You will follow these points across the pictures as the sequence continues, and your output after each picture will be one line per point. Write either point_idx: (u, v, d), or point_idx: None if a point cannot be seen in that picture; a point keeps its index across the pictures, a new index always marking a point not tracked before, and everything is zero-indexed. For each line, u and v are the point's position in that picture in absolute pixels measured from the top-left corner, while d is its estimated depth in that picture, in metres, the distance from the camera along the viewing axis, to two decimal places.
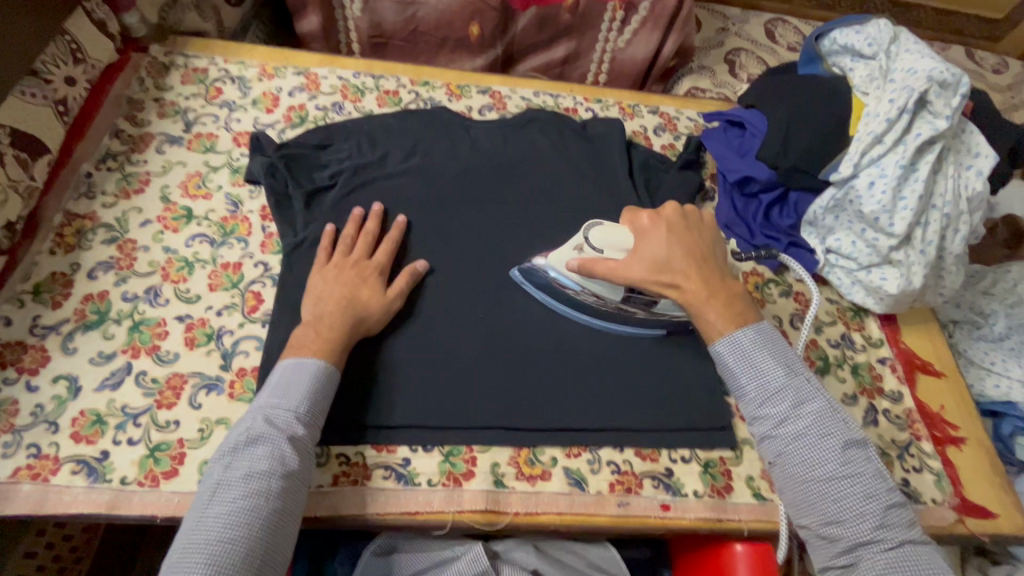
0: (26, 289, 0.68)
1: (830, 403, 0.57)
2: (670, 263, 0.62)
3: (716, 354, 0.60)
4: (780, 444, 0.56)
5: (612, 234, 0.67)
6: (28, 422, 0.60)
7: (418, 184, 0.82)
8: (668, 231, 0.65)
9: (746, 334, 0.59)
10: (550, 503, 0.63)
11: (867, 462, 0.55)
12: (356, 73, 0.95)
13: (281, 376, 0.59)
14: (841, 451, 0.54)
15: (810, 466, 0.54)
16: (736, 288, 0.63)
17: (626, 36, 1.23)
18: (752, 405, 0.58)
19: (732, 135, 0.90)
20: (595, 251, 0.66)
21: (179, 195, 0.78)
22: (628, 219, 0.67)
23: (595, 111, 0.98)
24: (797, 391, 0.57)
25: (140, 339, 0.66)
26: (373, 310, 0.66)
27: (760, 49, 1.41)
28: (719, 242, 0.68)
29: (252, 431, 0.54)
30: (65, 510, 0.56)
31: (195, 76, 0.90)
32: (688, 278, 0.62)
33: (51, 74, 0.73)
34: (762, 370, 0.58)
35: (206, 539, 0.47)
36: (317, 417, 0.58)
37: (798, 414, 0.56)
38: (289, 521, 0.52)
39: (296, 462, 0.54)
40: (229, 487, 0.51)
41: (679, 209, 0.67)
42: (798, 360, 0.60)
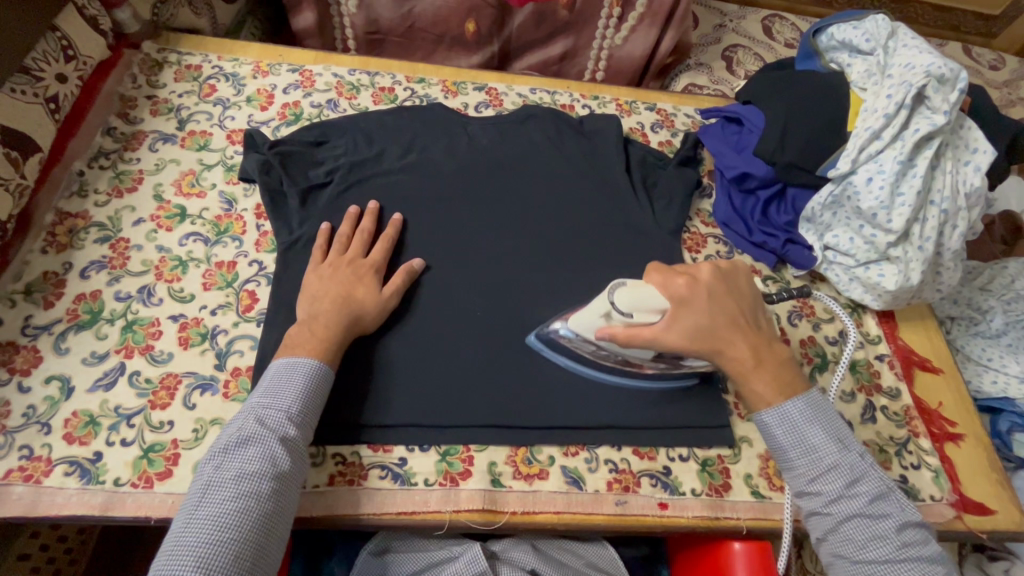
0: (18, 289, 0.67)
1: (883, 481, 0.56)
2: (714, 333, 0.60)
3: (762, 426, 0.59)
4: (829, 521, 0.56)
5: (639, 294, 0.61)
6: (20, 423, 0.60)
7: (414, 182, 0.81)
8: (710, 299, 0.61)
9: (795, 407, 0.58)
10: (548, 502, 0.63)
11: (921, 543, 0.54)
12: (351, 70, 0.94)
13: (273, 376, 0.58)
14: (894, 533, 0.54)
15: (863, 548, 0.54)
16: (781, 351, 0.62)
17: (623, 33, 1.22)
18: (802, 480, 0.57)
19: (730, 131, 0.90)
20: (623, 316, 0.61)
21: (173, 194, 0.77)
22: (658, 277, 0.63)
23: (592, 107, 0.97)
24: (849, 468, 0.56)
25: (133, 338, 0.66)
26: (370, 309, 0.65)
27: (758, 46, 1.41)
28: (757, 300, 0.65)
29: (245, 431, 0.53)
30: (58, 512, 0.56)
31: (189, 74, 0.89)
32: (732, 346, 0.60)
33: (42, 71, 0.72)
34: (812, 446, 0.57)
35: (196, 541, 0.47)
36: (311, 418, 0.57)
37: (852, 493, 0.55)
38: (282, 524, 0.52)
39: (289, 463, 0.53)
40: (221, 488, 0.50)
41: (715, 270, 0.63)
42: (848, 430, 0.59)
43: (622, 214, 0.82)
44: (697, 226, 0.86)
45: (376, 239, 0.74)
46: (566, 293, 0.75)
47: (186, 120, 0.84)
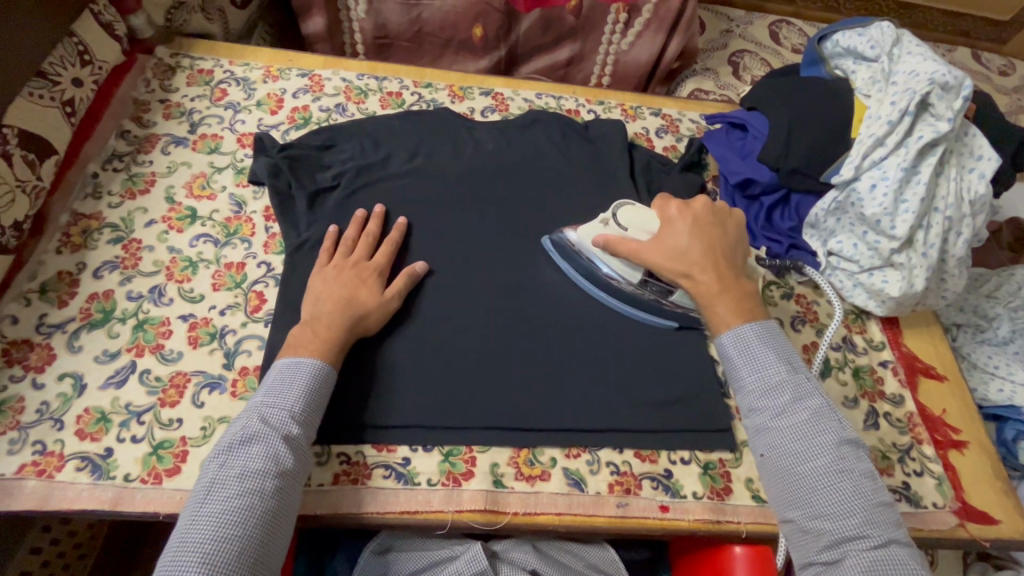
0: (33, 288, 0.69)
1: (828, 403, 0.57)
2: (689, 254, 0.65)
3: (720, 346, 0.61)
4: (772, 434, 0.56)
5: (637, 215, 0.71)
6: (33, 419, 0.61)
7: (419, 185, 0.82)
8: (694, 224, 0.67)
9: (748, 330, 0.60)
10: (550, 503, 0.63)
11: (860, 463, 0.54)
12: (359, 75, 0.96)
13: (278, 376, 0.59)
14: (833, 446, 0.54)
15: (802, 460, 0.54)
16: (750, 287, 0.65)
17: (629, 38, 1.23)
18: (750, 396, 0.59)
19: (734, 137, 0.90)
20: (619, 227, 0.71)
21: (184, 196, 0.78)
22: (659, 202, 0.71)
23: (598, 112, 0.98)
24: (796, 387, 0.57)
25: (144, 337, 0.67)
26: (372, 311, 0.66)
27: (765, 51, 1.41)
28: (745, 242, 0.70)
29: (248, 429, 0.54)
30: (69, 506, 0.57)
31: (201, 78, 0.91)
32: (702, 270, 0.64)
33: (59, 76, 0.74)
34: (763, 365, 0.59)
35: (201, 539, 0.48)
36: (314, 417, 0.58)
37: (795, 408, 0.56)
38: (285, 520, 0.53)
39: (291, 460, 0.54)
40: (225, 485, 0.51)
41: (709, 205, 0.70)
42: (801, 361, 0.60)
43: None
44: None
45: (382, 241, 0.75)
46: (569, 297, 0.75)
47: (198, 124, 0.86)
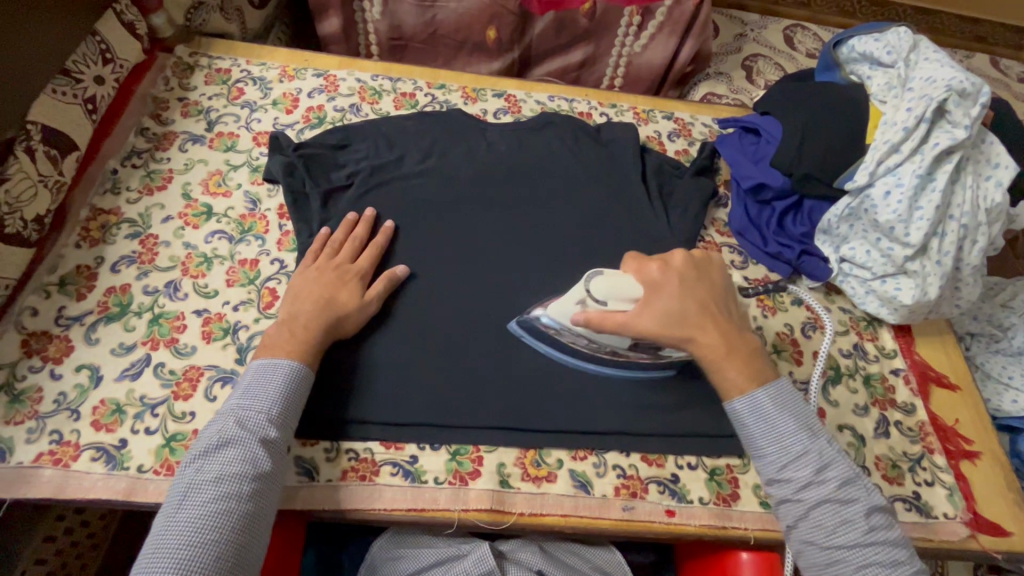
0: (52, 281, 0.70)
1: (851, 467, 0.57)
2: (687, 318, 0.61)
3: (735, 415, 0.60)
4: (800, 508, 0.56)
5: (614, 284, 0.63)
6: (51, 409, 0.62)
7: (431, 186, 0.83)
8: (683, 282, 0.63)
9: (766, 397, 0.59)
10: (555, 504, 0.64)
11: (888, 529, 0.55)
12: (374, 76, 0.97)
13: (253, 378, 0.60)
14: (863, 518, 0.54)
15: (833, 533, 0.54)
16: (751, 339, 0.63)
17: (643, 41, 1.23)
18: (772, 468, 0.58)
19: (747, 142, 0.90)
20: (599, 304, 0.63)
21: (200, 193, 0.80)
22: (632, 264, 0.65)
23: (610, 115, 0.98)
24: (819, 455, 0.57)
25: (159, 331, 0.68)
26: (350, 314, 0.67)
27: (779, 55, 1.41)
28: (731, 289, 0.67)
29: (224, 432, 0.55)
30: (84, 495, 0.58)
31: (219, 77, 0.93)
32: (702, 331, 0.61)
33: (82, 74, 0.76)
34: (783, 434, 0.58)
35: (177, 543, 0.48)
36: (290, 419, 0.59)
37: (821, 479, 0.56)
38: (264, 524, 0.53)
39: (269, 465, 0.55)
40: (201, 489, 0.52)
41: (688, 257, 0.66)
42: (818, 421, 0.60)
43: (636, 222, 0.83)
44: (712, 235, 0.86)
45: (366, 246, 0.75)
46: None
47: (215, 122, 0.87)
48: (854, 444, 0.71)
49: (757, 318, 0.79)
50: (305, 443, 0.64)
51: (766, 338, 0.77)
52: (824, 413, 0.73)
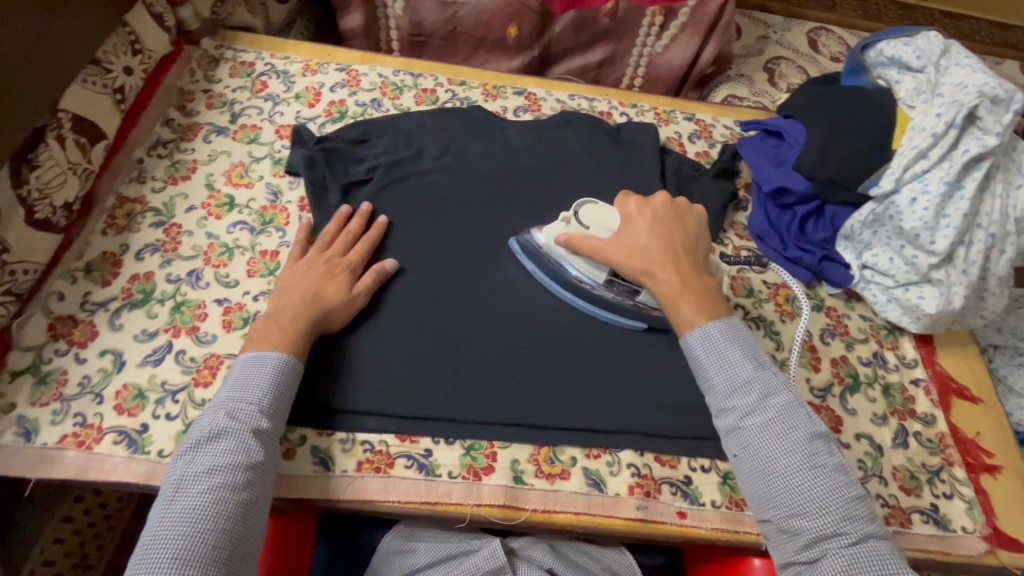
0: (79, 267, 0.71)
1: (795, 397, 0.57)
2: (649, 252, 0.66)
3: (686, 345, 0.62)
4: (743, 435, 0.56)
5: (598, 213, 0.71)
6: (75, 392, 0.63)
7: (450, 182, 0.83)
8: (654, 221, 0.68)
9: (714, 328, 0.61)
10: (568, 502, 0.63)
11: (830, 456, 0.55)
12: (395, 71, 0.97)
13: (241, 371, 0.60)
14: (803, 442, 0.54)
15: (774, 459, 0.55)
16: (713, 284, 0.66)
17: (664, 41, 1.23)
18: (719, 397, 0.59)
19: (769, 144, 0.88)
20: (579, 227, 0.70)
21: (224, 183, 0.81)
22: (620, 201, 0.71)
23: (630, 115, 0.98)
24: (763, 384, 0.58)
25: (181, 319, 0.69)
26: (337, 309, 0.67)
27: (802, 59, 1.39)
28: (705, 236, 0.71)
29: (215, 425, 0.56)
30: (105, 478, 0.60)
31: (243, 70, 0.94)
32: (662, 268, 0.65)
33: (112, 64, 0.77)
34: (729, 364, 0.59)
35: (172, 536, 0.49)
36: (281, 409, 0.59)
37: (765, 406, 0.56)
38: (259, 510, 0.54)
39: (262, 453, 0.56)
40: (194, 482, 0.52)
41: (670, 201, 0.71)
42: (766, 355, 0.61)
43: None
44: (731, 239, 0.85)
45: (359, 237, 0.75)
46: None
47: (238, 114, 0.88)
48: (871, 453, 0.70)
49: (775, 323, 0.78)
50: (322, 433, 0.64)
51: (783, 343, 0.77)
52: (841, 421, 0.72)
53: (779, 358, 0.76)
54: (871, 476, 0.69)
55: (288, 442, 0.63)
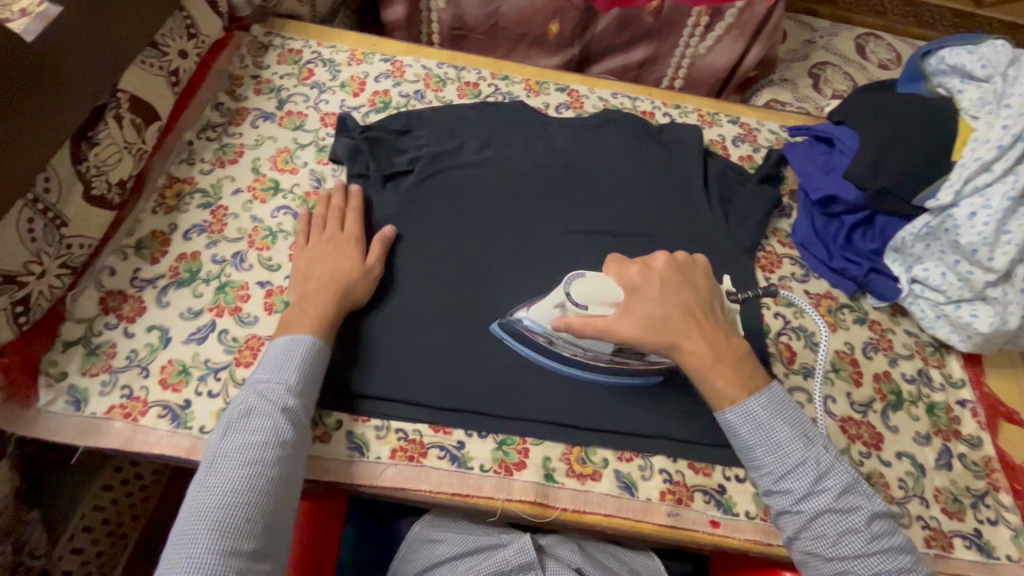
0: (130, 244, 0.73)
1: (848, 473, 0.57)
2: (668, 324, 0.61)
3: (728, 425, 0.61)
4: (801, 519, 0.57)
5: (596, 286, 0.62)
6: (123, 364, 0.65)
7: (491, 176, 0.83)
8: (664, 288, 0.62)
9: (760, 405, 0.59)
10: (599, 503, 0.63)
11: (890, 533, 0.56)
12: (439, 64, 0.97)
13: (270, 355, 0.61)
14: (866, 526, 0.55)
15: (834, 544, 0.56)
16: (738, 345, 0.62)
17: (708, 43, 1.21)
18: (770, 479, 0.59)
19: (818, 151, 0.86)
20: (578, 308, 0.62)
21: (269, 168, 0.82)
22: (614, 266, 0.64)
23: (673, 116, 0.96)
24: (817, 463, 0.57)
25: (224, 299, 0.71)
26: (354, 288, 0.68)
27: (849, 65, 1.35)
28: (714, 286, 0.66)
29: (246, 405, 0.57)
30: (150, 449, 0.61)
31: (291, 57, 0.95)
32: (687, 338, 0.61)
33: (168, 47, 0.79)
34: (778, 444, 0.58)
35: (207, 509, 0.50)
36: (309, 389, 0.60)
37: (820, 489, 0.56)
38: (292, 488, 0.55)
39: (292, 431, 0.56)
40: (226, 458, 0.53)
41: (670, 259, 0.64)
42: (812, 425, 0.61)
43: (695, 227, 0.82)
44: (773, 245, 0.83)
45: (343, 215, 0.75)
46: None
47: (285, 101, 0.89)
48: (913, 472, 0.68)
49: (815, 334, 0.77)
50: (357, 420, 0.65)
51: (824, 355, 0.75)
52: (882, 438, 0.70)
53: (819, 370, 0.74)
54: (912, 496, 0.67)
55: (324, 426, 0.64)
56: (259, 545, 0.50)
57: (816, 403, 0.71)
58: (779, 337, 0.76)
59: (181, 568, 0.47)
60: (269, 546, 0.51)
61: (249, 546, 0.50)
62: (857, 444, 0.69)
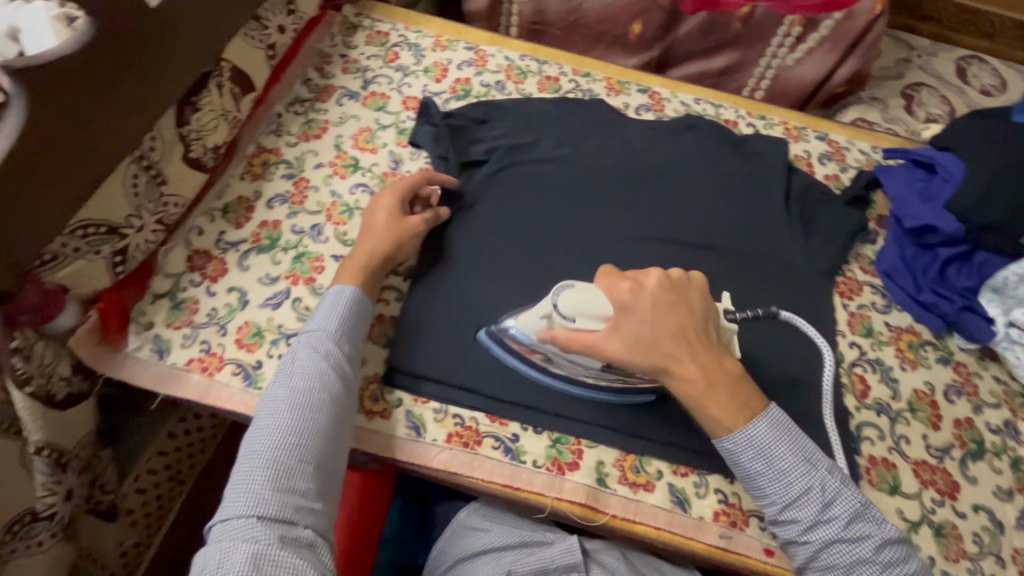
0: (217, 206, 0.77)
1: (856, 499, 0.56)
2: (657, 347, 0.58)
3: (728, 454, 0.58)
4: (810, 549, 0.56)
5: (582, 298, 0.59)
6: (204, 321, 0.69)
7: (567, 173, 0.83)
8: (655, 307, 0.59)
9: (759, 431, 0.57)
10: (649, 515, 0.62)
11: (904, 561, 0.55)
12: (521, 56, 0.97)
13: (318, 309, 0.64)
14: (875, 556, 0.54)
15: (846, 574, 0.55)
16: (730, 370, 0.59)
17: (797, 54, 1.15)
18: (776, 508, 0.58)
19: (916, 177, 0.82)
20: (566, 321, 0.59)
21: (351, 146, 0.84)
22: (605, 277, 0.61)
23: (757, 127, 0.93)
24: (822, 490, 0.56)
25: (300, 269, 0.73)
26: (404, 239, 0.70)
27: (947, 88, 1.27)
28: (709, 308, 0.62)
29: (296, 356, 0.60)
30: (223, 404, 0.64)
31: (378, 39, 0.97)
32: (679, 363, 0.58)
33: (269, 22, 0.82)
34: (781, 470, 0.57)
35: (264, 451, 0.53)
36: (353, 341, 0.63)
37: (828, 518, 0.55)
38: (340, 434, 0.58)
39: (339, 380, 0.59)
40: (280, 404, 0.56)
41: (664, 277, 0.61)
42: (814, 446, 0.59)
43: (773, 245, 0.79)
44: (854, 271, 0.79)
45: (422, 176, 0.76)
46: None
47: (370, 81, 0.91)
48: (989, 528, 0.65)
49: (893, 369, 0.73)
50: (417, 400, 0.66)
51: (901, 394, 0.71)
52: (958, 488, 0.66)
53: (894, 407, 0.70)
54: (986, 554, 0.63)
55: (385, 403, 0.66)
56: (312, 485, 0.53)
57: (888, 441, 0.68)
58: (852, 368, 0.72)
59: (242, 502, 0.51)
60: (322, 488, 0.54)
61: (303, 485, 0.52)
62: (930, 491, 0.66)
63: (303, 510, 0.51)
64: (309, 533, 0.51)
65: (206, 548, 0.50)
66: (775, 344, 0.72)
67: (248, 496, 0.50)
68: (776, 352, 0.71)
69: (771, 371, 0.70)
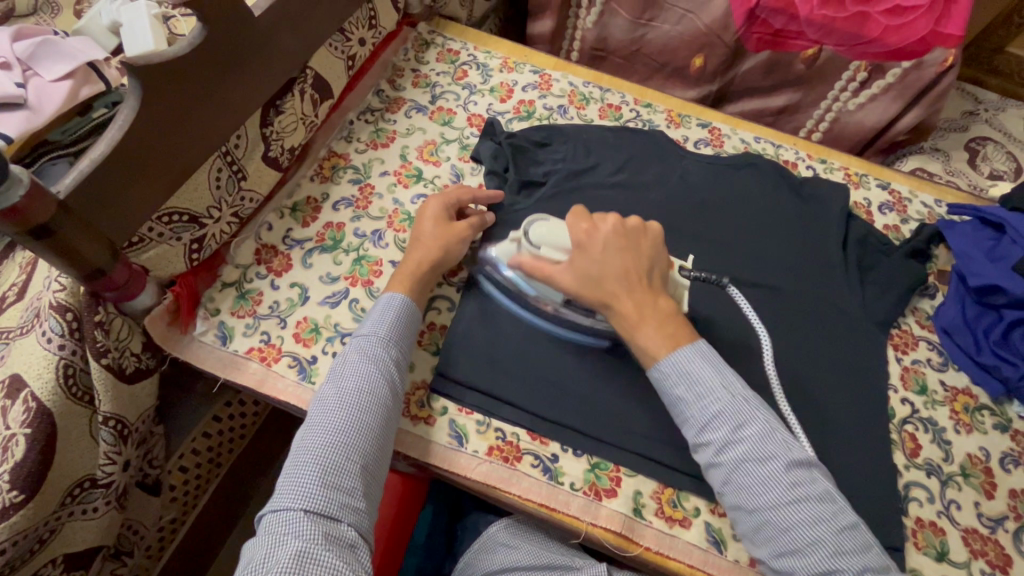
0: (287, 205, 0.81)
1: (769, 422, 0.57)
2: (602, 283, 0.63)
3: (655, 378, 0.61)
4: (724, 471, 0.57)
5: (552, 232, 0.66)
6: (266, 312, 0.72)
7: (622, 201, 0.84)
8: (607, 268, 0.63)
9: (681, 354, 0.60)
10: (683, 552, 0.61)
11: (812, 484, 0.54)
12: (585, 83, 0.99)
13: (371, 312, 0.66)
14: (782, 475, 0.54)
15: (754, 493, 0.55)
16: (667, 305, 0.63)
17: (861, 100, 1.14)
18: (693, 430, 0.59)
19: (984, 236, 0.80)
20: (530, 248, 0.66)
21: (415, 157, 0.87)
22: (571, 216, 0.67)
23: (817, 170, 0.93)
24: (735, 413, 0.57)
25: (360, 271, 0.76)
26: (451, 244, 0.72)
27: (1015, 144, 1.23)
28: (660, 257, 0.66)
29: (349, 358, 0.62)
30: (277, 395, 0.67)
31: (448, 56, 1.00)
32: (617, 299, 0.62)
33: (352, 34, 0.86)
34: (697, 390, 0.59)
35: (314, 448, 0.54)
36: (402, 346, 0.65)
37: (737, 437, 0.56)
38: (385, 437, 0.59)
39: (387, 386, 0.61)
40: (332, 404, 0.58)
41: (619, 223, 0.65)
42: (738, 378, 0.60)
43: (825, 291, 0.78)
44: (910, 325, 0.78)
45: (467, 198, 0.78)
46: (747, 352, 0.72)
47: (438, 97, 0.95)
48: None
49: (947, 431, 0.70)
50: (461, 410, 0.67)
51: (953, 457, 0.69)
52: (1010, 562, 0.64)
53: (946, 470, 0.68)
54: None
55: (430, 410, 0.67)
56: (358, 484, 0.54)
57: (937, 505, 0.66)
58: (903, 425, 0.70)
59: (291, 496, 0.52)
60: (366, 488, 0.55)
61: (348, 484, 0.54)
62: (980, 562, 0.63)
63: (347, 510, 0.52)
64: (351, 534, 0.52)
65: (256, 540, 0.51)
66: (822, 391, 0.71)
67: (297, 491, 0.51)
68: (825, 400, 0.70)
69: (816, 417, 0.69)
